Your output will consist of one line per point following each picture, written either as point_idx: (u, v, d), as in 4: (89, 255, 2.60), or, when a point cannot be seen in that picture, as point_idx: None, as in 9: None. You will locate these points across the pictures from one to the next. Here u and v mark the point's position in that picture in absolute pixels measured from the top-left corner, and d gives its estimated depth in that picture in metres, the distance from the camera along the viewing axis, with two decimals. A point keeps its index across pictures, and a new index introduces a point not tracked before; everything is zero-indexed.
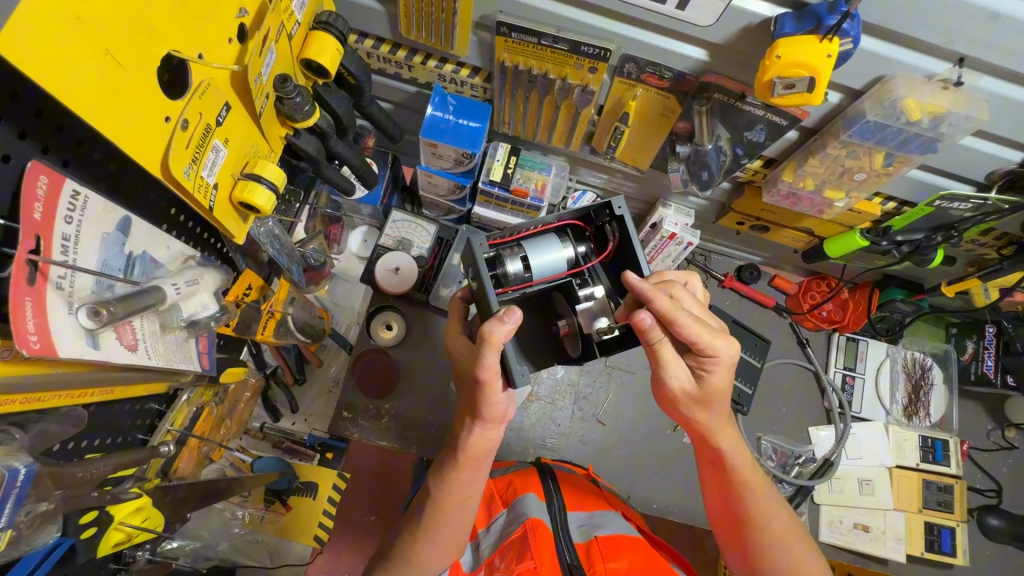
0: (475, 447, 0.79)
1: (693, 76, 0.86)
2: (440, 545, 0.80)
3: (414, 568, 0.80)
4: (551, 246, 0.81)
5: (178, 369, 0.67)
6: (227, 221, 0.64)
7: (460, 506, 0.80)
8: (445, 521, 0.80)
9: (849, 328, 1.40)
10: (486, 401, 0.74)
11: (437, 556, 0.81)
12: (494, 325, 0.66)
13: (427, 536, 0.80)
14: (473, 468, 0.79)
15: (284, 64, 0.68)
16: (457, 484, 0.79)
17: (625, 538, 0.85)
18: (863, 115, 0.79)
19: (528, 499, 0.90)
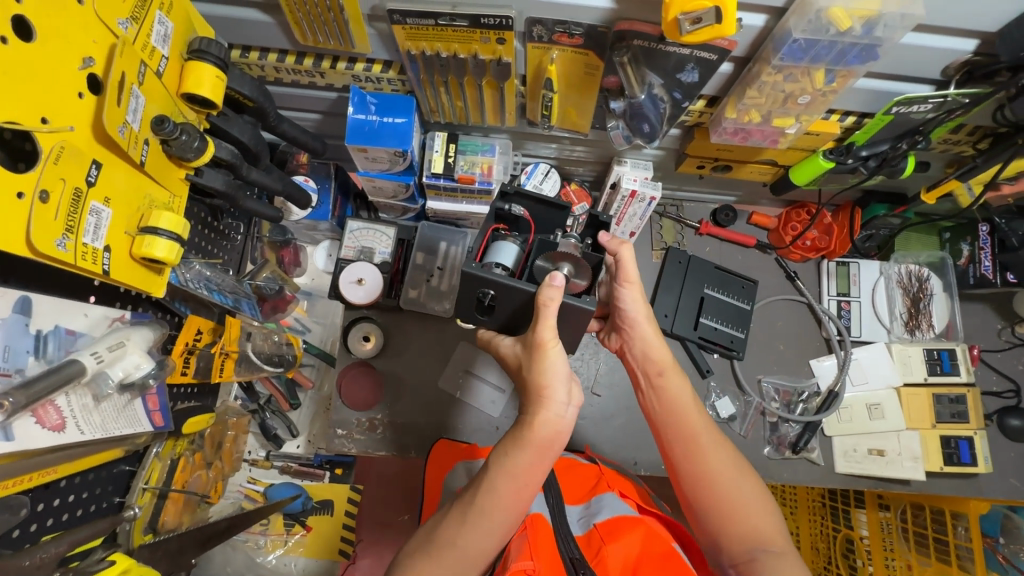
0: (541, 424, 0.70)
1: (606, 27, 0.80)
2: (488, 532, 0.70)
3: (456, 555, 0.69)
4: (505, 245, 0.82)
5: (121, 435, 0.67)
6: (133, 279, 0.62)
7: (515, 491, 0.70)
8: (499, 501, 0.69)
9: (838, 252, 1.36)
10: (539, 365, 0.72)
11: (487, 547, 0.70)
12: (546, 289, 0.73)
13: (478, 521, 0.69)
14: (540, 452, 0.70)
15: (160, 104, 0.64)
16: (516, 461, 0.70)
17: (624, 519, 0.84)
18: (790, 34, 0.73)
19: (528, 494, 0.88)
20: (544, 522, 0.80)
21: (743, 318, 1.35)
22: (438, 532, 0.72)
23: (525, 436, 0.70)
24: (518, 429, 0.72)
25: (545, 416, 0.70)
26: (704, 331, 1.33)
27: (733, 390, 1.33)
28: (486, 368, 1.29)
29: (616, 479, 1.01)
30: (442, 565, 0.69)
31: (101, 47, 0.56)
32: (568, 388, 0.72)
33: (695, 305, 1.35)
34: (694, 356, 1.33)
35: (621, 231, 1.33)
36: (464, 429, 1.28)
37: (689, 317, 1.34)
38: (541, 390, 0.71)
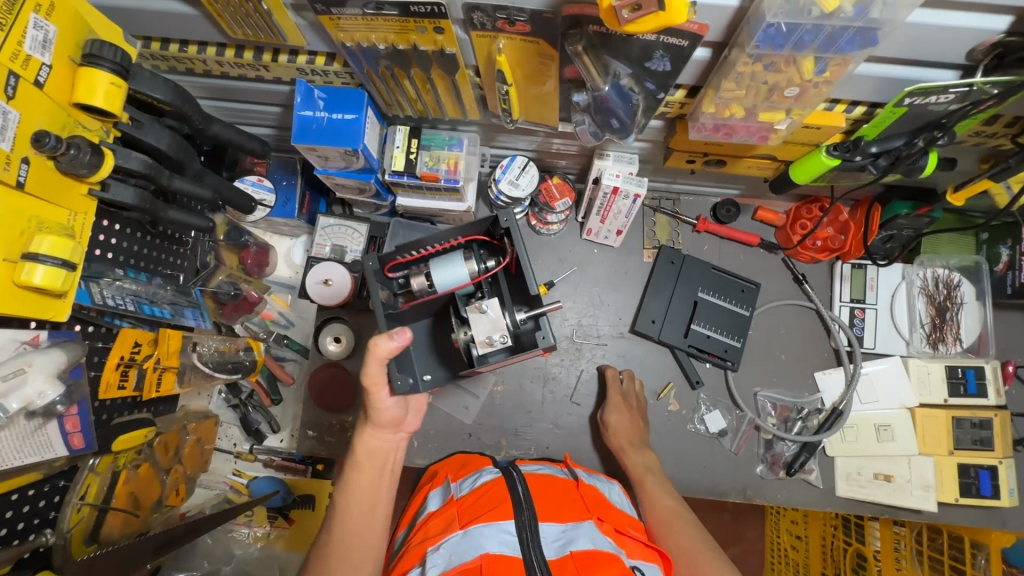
0: (368, 447, 0.89)
1: (552, 12, 0.69)
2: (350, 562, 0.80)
3: None
4: (452, 264, 0.83)
5: (25, 464, 0.66)
6: (19, 307, 0.59)
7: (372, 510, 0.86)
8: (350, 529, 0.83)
9: (852, 255, 1.20)
10: (373, 408, 0.87)
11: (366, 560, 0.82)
12: (382, 339, 0.76)
13: (338, 550, 0.81)
14: (373, 472, 0.89)
15: (42, 118, 0.60)
16: (360, 483, 0.87)
17: (604, 554, 0.70)
18: (764, 18, 0.60)
19: (434, 495, 0.92)
20: (505, 562, 0.69)
21: (741, 325, 1.24)
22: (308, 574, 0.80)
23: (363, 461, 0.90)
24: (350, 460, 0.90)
25: (371, 442, 0.90)
26: (696, 339, 1.23)
27: (724, 404, 1.23)
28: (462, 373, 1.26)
29: (598, 501, 0.86)
30: None
31: None
32: (393, 427, 0.91)
33: (687, 310, 1.25)
34: (682, 365, 1.24)
35: (607, 228, 1.23)
36: (435, 434, 1.25)
37: (679, 323, 1.25)
38: (375, 425, 0.89)
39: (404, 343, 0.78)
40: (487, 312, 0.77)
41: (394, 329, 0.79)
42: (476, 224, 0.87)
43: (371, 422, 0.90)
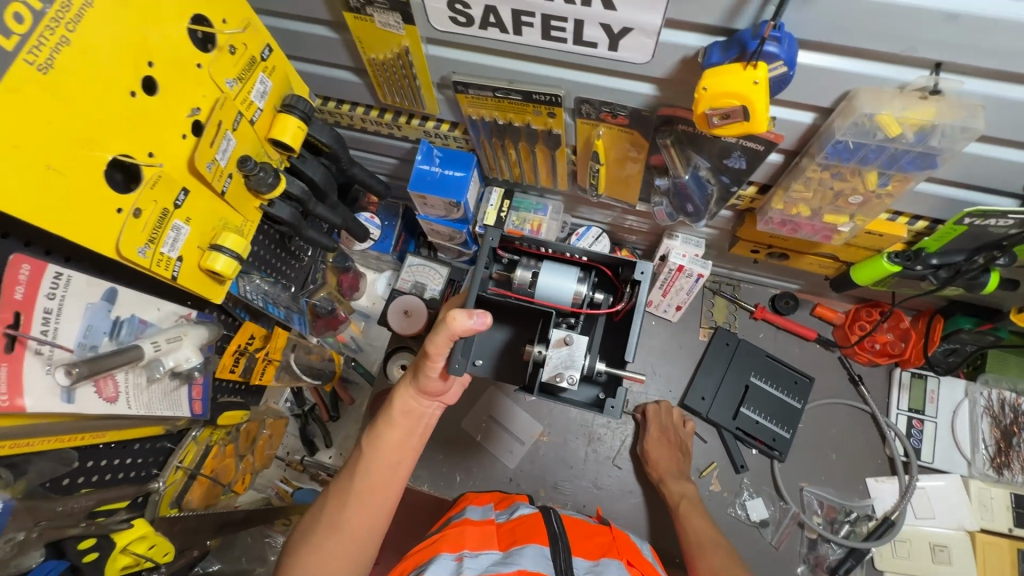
0: (406, 410, 0.81)
1: (649, 111, 0.83)
2: (369, 510, 0.77)
3: (341, 539, 0.76)
4: (562, 278, 0.69)
5: (163, 416, 0.77)
6: (197, 286, 0.75)
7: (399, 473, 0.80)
8: (370, 482, 0.78)
9: (912, 362, 1.22)
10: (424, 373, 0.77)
11: (387, 507, 0.79)
12: (459, 313, 0.65)
13: (359, 498, 0.77)
14: (405, 431, 0.82)
15: (248, 146, 0.78)
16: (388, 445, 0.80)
17: None
18: (834, 136, 0.72)
19: (469, 509, 0.96)
20: None
21: (792, 416, 1.26)
22: (323, 516, 0.77)
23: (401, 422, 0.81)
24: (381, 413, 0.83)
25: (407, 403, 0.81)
26: (744, 423, 1.25)
27: (768, 493, 1.22)
28: (513, 419, 1.33)
29: (628, 545, 0.90)
30: (334, 550, 0.75)
31: (208, 101, 0.70)
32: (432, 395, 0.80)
33: (737, 393, 1.28)
34: (729, 448, 1.25)
35: (667, 302, 1.31)
36: (479, 473, 1.30)
37: (728, 404, 1.28)
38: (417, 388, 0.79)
39: (481, 327, 0.65)
40: (570, 346, 0.65)
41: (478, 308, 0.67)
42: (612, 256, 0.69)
43: (414, 384, 0.81)
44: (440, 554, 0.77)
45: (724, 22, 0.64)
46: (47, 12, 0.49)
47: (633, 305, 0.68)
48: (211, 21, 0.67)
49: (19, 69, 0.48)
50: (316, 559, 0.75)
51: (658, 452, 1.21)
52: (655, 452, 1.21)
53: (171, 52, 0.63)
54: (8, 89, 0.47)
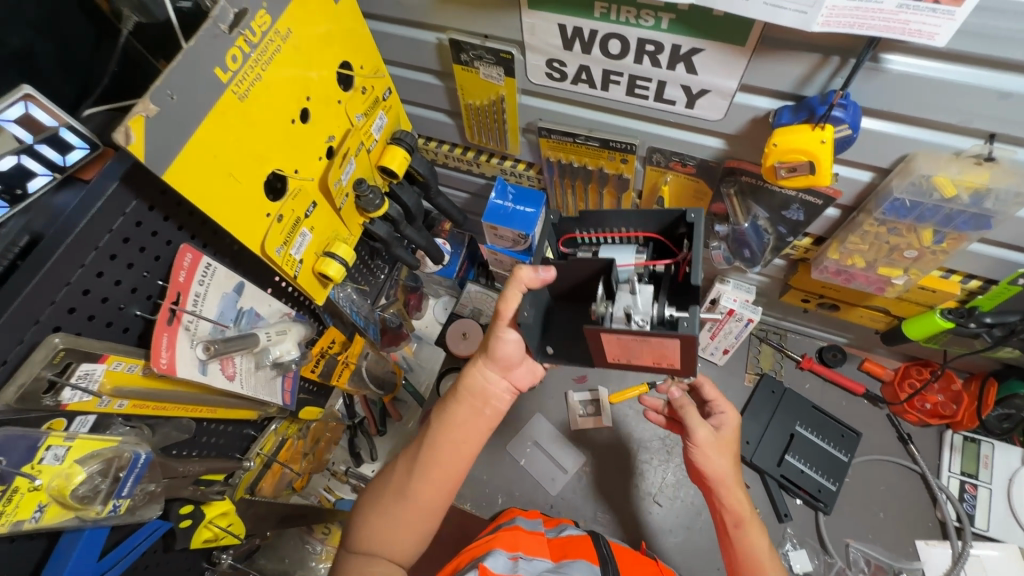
0: (474, 384, 0.82)
1: (716, 162, 0.92)
2: (430, 482, 0.82)
3: (406, 506, 0.82)
4: (618, 252, 0.75)
5: (262, 400, 0.86)
6: (309, 287, 0.85)
7: (466, 449, 0.84)
8: (435, 456, 0.82)
9: (965, 425, 1.22)
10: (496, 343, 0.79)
11: (451, 479, 0.83)
12: (525, 268, 0.72)
13: (424, 470, 0.82)
14: (473, 408, 0.83)
15: (363, 171, 0.90)
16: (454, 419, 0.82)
17: None
18: (892, 193, 0.79)
19: (517, 519, 0.92)
20: None
21: (838, 469, 1.26)
22: (393, 481, 0.84)
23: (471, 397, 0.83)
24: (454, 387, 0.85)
25: (476, 377, 0.83)
26: (789, 471, 1.26)
27: (812, 545, 1.22)
28: (557, 447, 1.37)
29: None
30: (396, 513, 0.82)
31: (340, 131, 0.82)
32: (503, 366, 0.81)
33: (782, 440, 1.29)
34: (772, 494, 1.25)
35: (715, 345, 1.35)
36: (520, 496, 1.33)
37: (773, 451, 1.28)
38: (487, 359, 0.81)
39: (547, 279, 0.72)
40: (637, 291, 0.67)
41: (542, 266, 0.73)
42: (660, 214, 0.73)
43: (484, 354, 0.82)
44: (496, 548, 0.75)
45: (794, 89, 0.74)
46: (252, 54, 0.62)
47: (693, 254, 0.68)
48: (352, 67, 0.81)
49: (227, 96, 0.60)
50: (380, 519, 0.82)
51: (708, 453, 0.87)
52: (703, 453, 0.87)
53: (323, 89, 0.76)
54: (218, 111, 0.60)
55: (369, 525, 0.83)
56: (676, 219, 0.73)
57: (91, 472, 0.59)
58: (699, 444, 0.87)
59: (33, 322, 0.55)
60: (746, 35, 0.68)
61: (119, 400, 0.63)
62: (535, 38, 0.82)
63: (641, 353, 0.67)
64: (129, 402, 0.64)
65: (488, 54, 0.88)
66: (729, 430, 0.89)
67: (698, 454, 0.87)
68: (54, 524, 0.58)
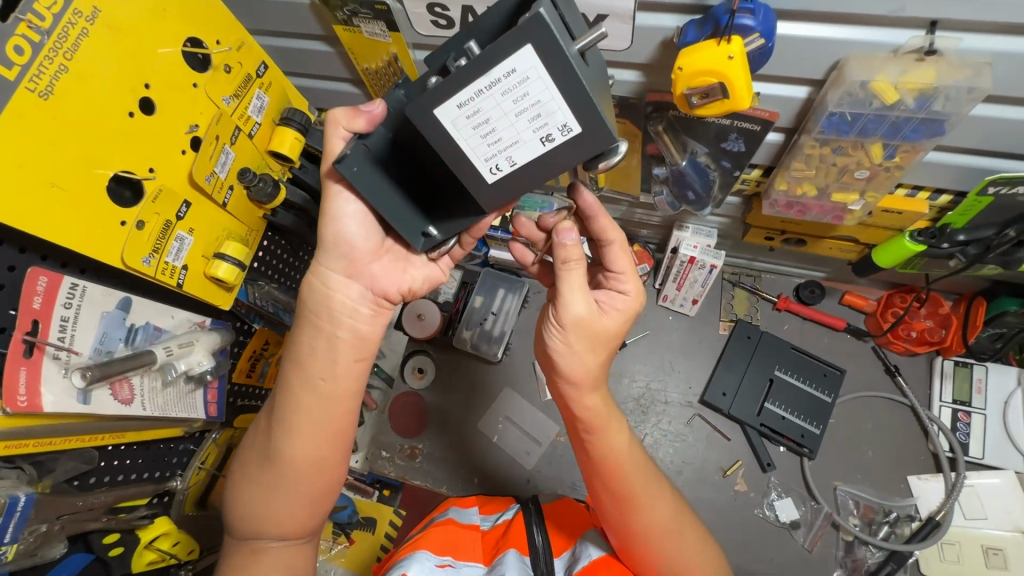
0: (321, 307, 0.67)
1: (637, 98, 0.82)
2: (293, 437, 0.68)
3: (279, 467, 0.69)
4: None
5: (178, 418, 0.82)
6: (204, 293, 0.79)
7: (331, 385, 0.68)
8: (294, 404, 0.68)
9: (954, 350, 1.13)
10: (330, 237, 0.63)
11: (320, 431, 0.69)
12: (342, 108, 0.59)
13: (283, 423, 0.68)
14: (326, 339, 0.67)
15: (248, 159, 0.82)
16: (301, 349, 0.68)
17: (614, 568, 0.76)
18: (827, 108, 0.68)
19: (450, 509, 0.92)
20: None
21: (821, 412, 1.19)
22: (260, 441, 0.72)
23: (319, 318, 0.68)
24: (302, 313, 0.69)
25: (314, 286, 0.67)
26: (769, 419, 1.20)
27: (798, 492, 1.17)
28: (529, 419, 1.33)
29: None
30: (264, 476, 0.70)
31: (205, 118, 0.74)
32: (345, 260, 0.65)
33: (761, 387, 1.22)
34: (754, 445, 1.20)
35: (683, 296, 1.27)
36: (496, 473, 1.29)
37: (752, 400, 1.22)
38: (326, 253, 0.65)
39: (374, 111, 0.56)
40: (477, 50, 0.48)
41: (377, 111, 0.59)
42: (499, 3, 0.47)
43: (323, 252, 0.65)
44: (420, 552, 0.76)
45: (697, 0, 0.63)
46: (45, 43, 0.54)
47: None
48: (205, 43, 0.72)
49: (21, 96, 0.53)
50: (250, 483, 0.71)
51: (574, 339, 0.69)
52: (566, 338, 0.69)
53: (168, 74, 0.67)
54: (12, 113, 0.52)
55: (238, 488, 0.72)
56: None
57: None
58: (566, 322, 0.68)
59: None
60: None
61: None
62: None
63: (508, 115, 0.47)
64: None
65: (364, 9, 0.78)
66: (613, 316, 0.71)
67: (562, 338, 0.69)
68: None
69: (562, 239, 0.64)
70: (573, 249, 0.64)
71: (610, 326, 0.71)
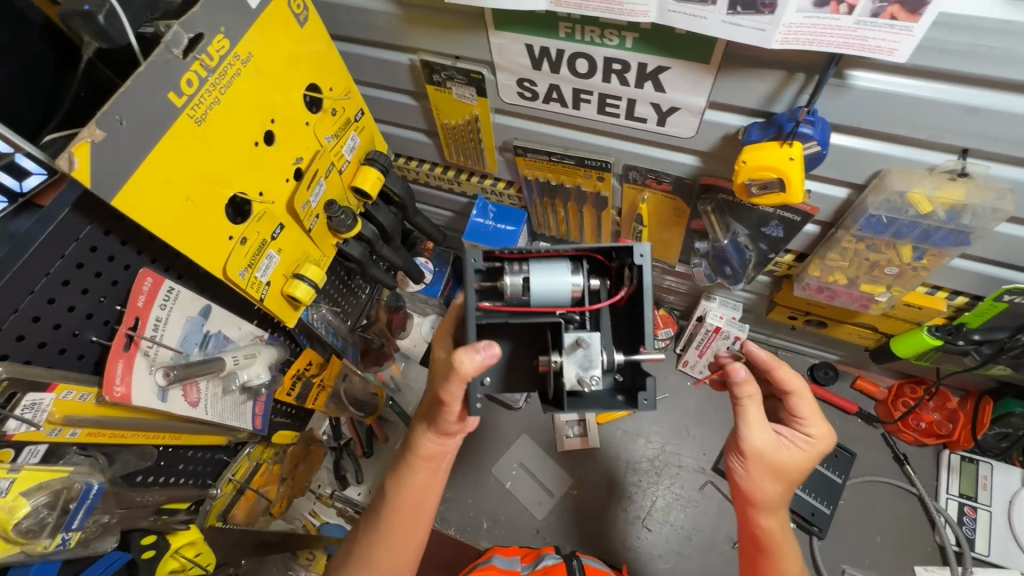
0: (426, 451, 0.82)
1: (692, 180, 0.91)
2: (388, 556, 0.82)
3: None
4: (556, 272, 0.62)
5: (229, 426, 0.84)
6: (277, 309, 0.84)
7: (422, 510, 0.83)
8: (394, 522, 0.82)
9: (961, 445, 1.19)
10: (443, 419, 0.77)
11: (409, 543, 0.83)
12: (466, 355, 0.60)
13: (383, 543, 0.81)
14: (429, 471, 0.83)
15: (334, 192, 0.89)
16: (406, 483, 0.82)
17: None
18: (867, 210, 0.77)
19: (492, 557, 0.93)
20: None
21: (832, 492, 1.22)
22: (354, 552, 0.83)
23: (424, 460, 0.83)
24: (405, 450, 0.84)
25: (427, 442, 0.82)
26: None
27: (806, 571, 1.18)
28: (544, 470, 1.33)
29: None
30: None
31: (309, 153, 0.82)
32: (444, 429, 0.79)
33: None
34: None
35: (704, 363, 1.32)
36: (505, 521, 1.29)
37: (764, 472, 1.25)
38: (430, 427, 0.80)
39: (490, 361, 0.61)
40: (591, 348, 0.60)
41: (479, 342, 0.62)
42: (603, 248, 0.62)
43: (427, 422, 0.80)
44: None
45: (762, 106, 0.73)
46: (208, 78, 0.62)
47: (637, 288, 0.62)
48: (320, 89, 0.81)
49: (182, 120, 0.60)
50: None
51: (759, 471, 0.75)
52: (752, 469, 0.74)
53: (289, 112, 0.76)
54: (172, 135, 0.59)
55: None
56: (620, 247, 0.61)
57: (37, 504, 0.57)
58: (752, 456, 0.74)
59: None
60: (709, 52, 0.68)
61: (71, 430, 0.62)
62: (504, 58, 0.82)
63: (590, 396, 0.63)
64: (83, 431, 0.63)
65: (459, 75, 0.88)
66: (797, 451, 0.75)
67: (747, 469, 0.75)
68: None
69: (735, 377, 0.70)
70: (752, 388, 0.70)
71: (796, 461, 0.75)
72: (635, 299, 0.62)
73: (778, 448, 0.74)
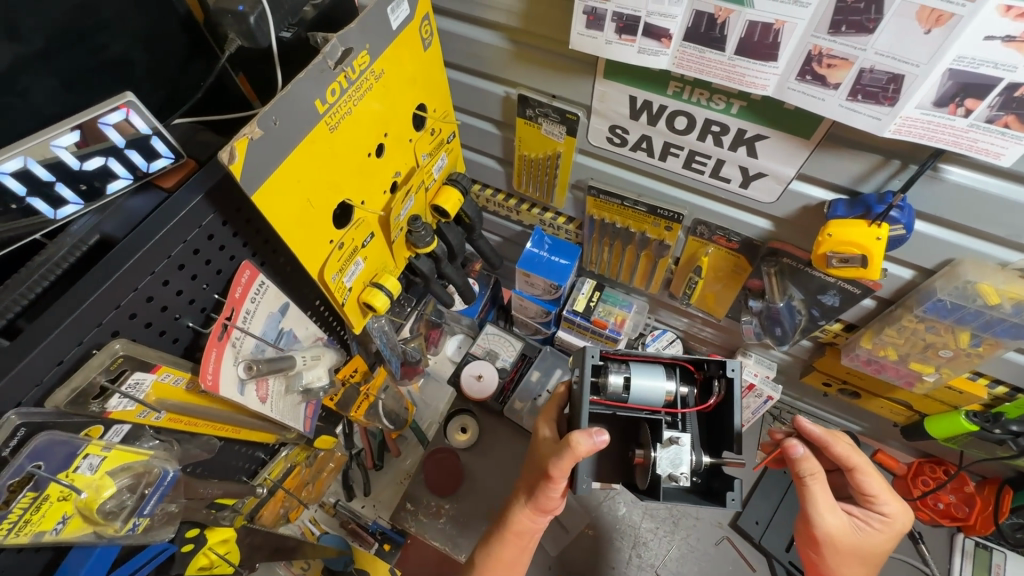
0: (519, 528, 0.91)
1: (760, 242, 0.95)
2: None
3: None
4: (654, 375, 0.75)
5: (285, 425, 0.83)
6: (351, 314, 0.85)
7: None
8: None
9: (976, 530, 1.20)
10: (542, 493, 0.85)
11: None
12: (581, 438, 0.71)
13: None
14: (519, 543, 0.92)
15: (417, 207, 0.92)
16: (498, 552, 0.92)
17: None
18: (935, 293, 0.81)
19: None
20: None
21: None
22: None
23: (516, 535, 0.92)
24: (499, 522, 0.94)
25: (523, 520, 0.91)
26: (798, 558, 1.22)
27: None
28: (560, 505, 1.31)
29: None
30: None
31: (406, 168, 0.84)
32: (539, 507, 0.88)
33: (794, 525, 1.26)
34: None
35: None
36: None
37: (783, 534, 1.25)
38: (530, 504, 0.89)
39: (601, 445, 0.72)
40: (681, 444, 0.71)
41: (591, 428, 0.74)
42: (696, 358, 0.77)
43: (528, 502, 0.89)
44: None
45: (851, 185, 0.76)
46: (348, 90, 0.64)
47: (725, 398, 0.74)
48: (427, 109, 0.84)
49: (321, 127, 0.62)
50: None
51: (844, 553, 0.86)
52: (841, 557, 0.87)
53: (399, 128, 0.78)
54: (311, 140, 0.61)
55: None
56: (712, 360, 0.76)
57: (120, 486, 0.57)
58: (830, 537, 0.85)
59: (95, 325, 0.54)
60: (812, 129, 0.72)
61: (158, 412, 0.62)
62: (604, 105, 0.86)
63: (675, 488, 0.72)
64: (166, 415, 0.63)
65: (554, 113, 0.92)
66: (875, 533, 0.87)
67: (834, 553, 0.87)
68: (72, 538, 0.55)
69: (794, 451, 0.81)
70: (811, 464, 0.80)
71: (876, 541, 0.87)
72: (722, 407, 0.75)
73: (854, 530, 0.86)
